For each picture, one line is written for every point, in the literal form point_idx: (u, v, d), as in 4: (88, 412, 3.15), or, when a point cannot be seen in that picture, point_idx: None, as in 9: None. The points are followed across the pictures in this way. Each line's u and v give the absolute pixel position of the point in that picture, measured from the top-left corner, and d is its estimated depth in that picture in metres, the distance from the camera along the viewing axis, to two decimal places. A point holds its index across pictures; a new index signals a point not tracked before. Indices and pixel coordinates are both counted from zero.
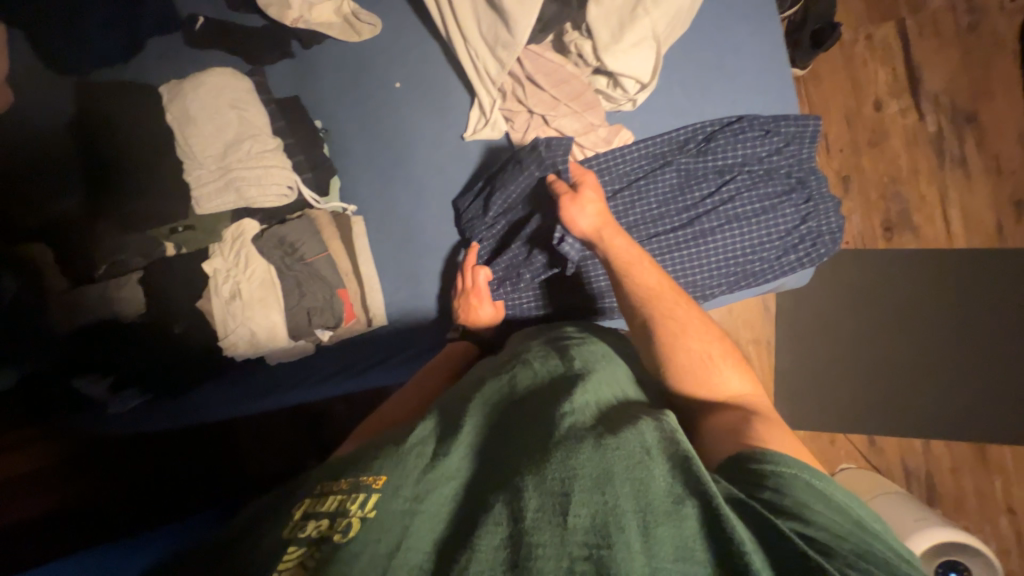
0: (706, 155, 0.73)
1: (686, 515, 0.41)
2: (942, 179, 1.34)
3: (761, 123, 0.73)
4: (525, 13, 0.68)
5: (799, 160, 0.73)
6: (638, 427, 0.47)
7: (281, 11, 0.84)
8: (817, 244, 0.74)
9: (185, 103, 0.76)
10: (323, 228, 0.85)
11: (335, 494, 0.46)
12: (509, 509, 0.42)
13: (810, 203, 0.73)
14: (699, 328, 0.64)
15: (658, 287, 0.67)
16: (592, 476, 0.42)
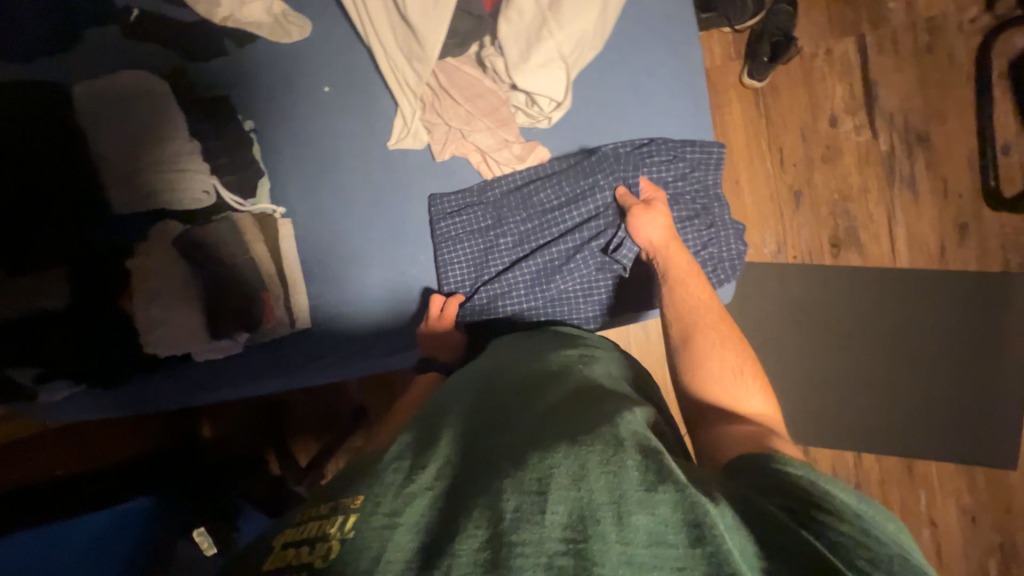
0: (615, 174, 0.78)
1: (660, 498, 0.39)
2: (890, 198, 1.35)
3: (669, 148, 0.78)
4: (433, 29, 0.68)
5: (704, 186, 0.80)
6: (612, 423, 0.47)
7: (210, 8, 0.83)
8: (722, 269, 0.80)
9: (96, 107, 0.77)
10: (246, 230, 0.85)
11: (313, 520, 0.44)
12: (488, 510, 0.41)
13: (712, 230, 0.78)
14: (737, 343, 0.68)
15: (704, 303, 0.71)
16: (568, 472, 0.42)
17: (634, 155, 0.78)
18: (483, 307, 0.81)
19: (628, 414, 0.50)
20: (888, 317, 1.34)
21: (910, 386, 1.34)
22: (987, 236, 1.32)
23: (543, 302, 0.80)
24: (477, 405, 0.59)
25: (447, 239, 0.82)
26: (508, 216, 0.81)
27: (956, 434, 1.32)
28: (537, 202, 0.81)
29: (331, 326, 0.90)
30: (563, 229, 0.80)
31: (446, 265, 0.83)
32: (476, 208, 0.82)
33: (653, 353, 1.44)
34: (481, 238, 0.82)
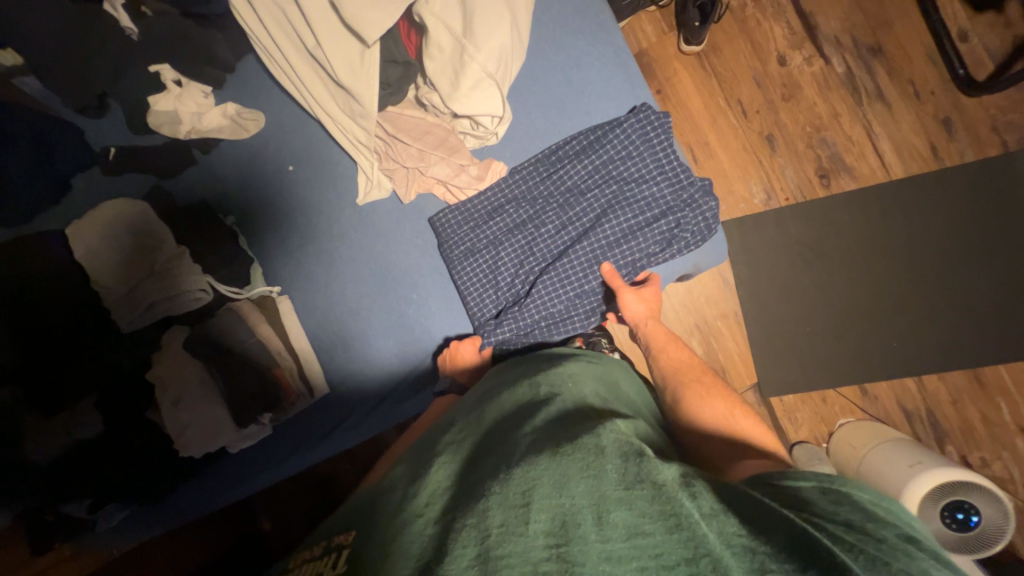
0: (595, 151, 0.78)
1: (638, 494, 0.42)
2: (863, 115, 1.33)
3: (634, 118, 0.78)
4: (365, 86, 0.72)
5: (668, 148, 0.78)
6: (594, 431, 0.49)
7: (174, 129, 0.95)
8: (696, 234, 0.77)
9: (87, 238, 0.81)
10: (248, 316, 0.89)
11: (315, 563, 0.52)
12: (474, 529, 0.43)
13: (688, 188, 0.77)
14: (722, 390, 0.73)
15: (685, 362, 0.78)
16: (549, 482, 0.44)
17: (614, 126, 0.79)
18: (536, 302, 0.78)
19: (612, 424, 0.51)
20: (904, 232, 1.29)
21: (952, 296, 1.26)
22: (973, 124, 1.29)
23: (595, 282, 0.78)
24: (492, 430, 0.58)
25: (487, 243, 0.82)
26: (543, 206, 0.80)
27: (1019, 331, 1.23)
28: (540, 196, 0.81)
29: (349, 385, 0.92)
30: (580, 215, 0.79)
31: (490, 270, 0.82)
32: (507, 206, 0.82)
33: (676, 330, 1.42)
34: (521, 235, 0.80)
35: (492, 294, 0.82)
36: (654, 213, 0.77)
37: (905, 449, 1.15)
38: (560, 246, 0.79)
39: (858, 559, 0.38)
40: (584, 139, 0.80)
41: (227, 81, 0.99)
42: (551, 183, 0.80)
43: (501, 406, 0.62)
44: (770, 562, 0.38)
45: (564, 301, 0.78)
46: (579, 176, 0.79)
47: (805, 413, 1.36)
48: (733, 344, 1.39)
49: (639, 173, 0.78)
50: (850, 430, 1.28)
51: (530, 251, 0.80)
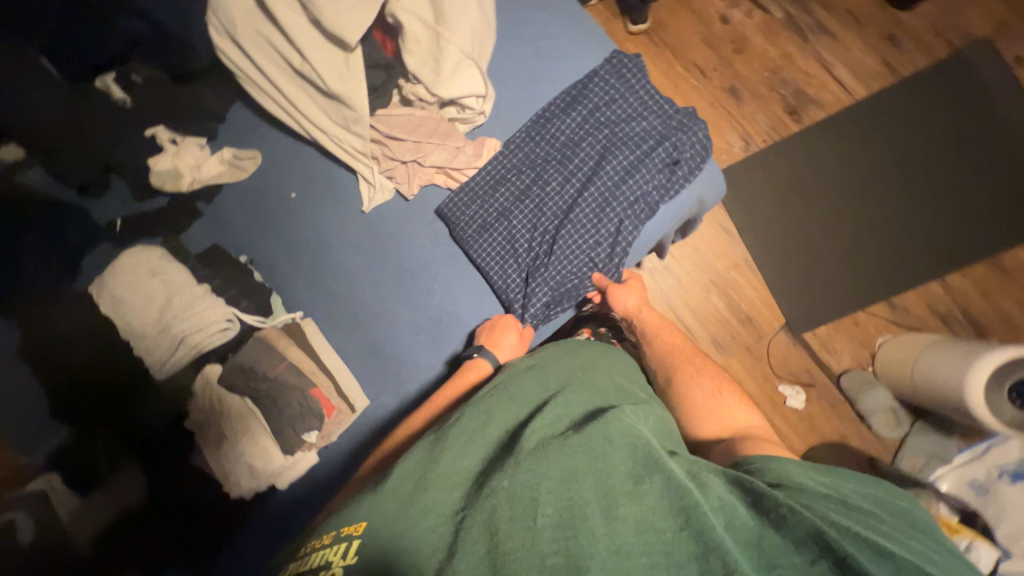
0: (579, 106, 0.82)
1: (648, 489, 0.51)
2: (813, 50, 1.41)
3: (607, 68, 0.83)
4: (354, 89, 0.76)
5: (646, 86, 0.82)
6: (605, 425, 0.56)
7: (175, 183, 0.96)
8: (697, 154, 0.80)
9: (111, 291, 0.83)
10: (276, 342, 0.88)
11: (321, 549, 0.54)
12: (486, 522, 0.50)
13: (674, 119, 0.81)
14: (710, 370, 0.82)
15: (680, 344, 0.85)
16: (558, 481, 0.51)
17: (590, 79, 0.83)
18: (558, 259, 0.81)
19: (623, 421, 0.58)
20: None
21: None
22: (917, 33, 1.37)
23: (609, 225, 0.80)
24: (501, 421, 0.63)
25: (498, 215, 0.84)
26: (543, 166, 0.83)
27: None
28: (537, 159, 0.84)
29: (390, 392, 0.89)
30: (580, 168, 0.82)
31: (506, 240, 0.84)
32: (508, 176, 0.85)
33: (695, 289, 1.43)
34: (528, 198, 0.83)
35: (513, 263, 0.84)
36: (649, 146, 0.80)
37: (953, 347, 1.12)
38: (568, 199, 0.81)
39: (863, 548, 0.46)
40: (567, 96, 0.84)
41: (219, 132, 1.00)
42: (544, 145, 0.84)
43: (506, 400, 0.66)
44: (777, 555, 0.46)
45: (584, 252, 0.81)
46: (568, 133, 0.83)
47: (844, 343, 1.36)
48: (752, 291, 1.41)
49: (627, 112, 0.81)
50: (895, 343, 1.26)
51: (540, 212, 0.82)
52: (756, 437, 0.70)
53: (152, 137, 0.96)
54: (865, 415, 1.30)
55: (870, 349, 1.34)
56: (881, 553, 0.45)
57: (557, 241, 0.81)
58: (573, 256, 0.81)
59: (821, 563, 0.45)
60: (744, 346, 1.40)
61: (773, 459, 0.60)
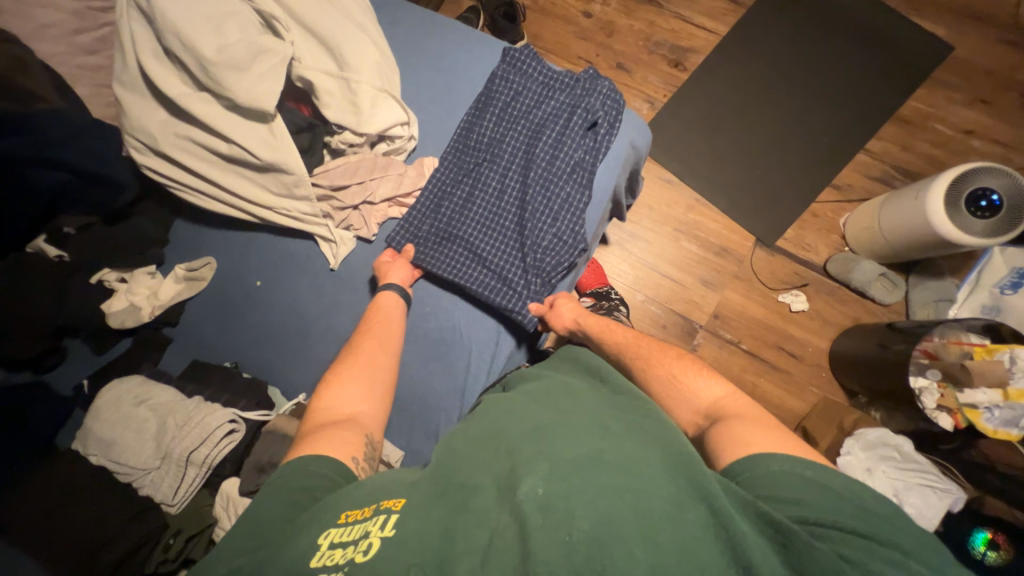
0: (492, 108, 0.88)
1: (692, 518, 0.49)
2: (670, 12, 1.59)
3: (505, 66, 0.89)
4: (286, 153, 0.78)
5: (543, 70, 0.89)
6: (651, 448, 0.58)
7: (135, 316, 0.93)
8: (609, 109, 0.86)
9: (98, 436, 0.76)
10: (287, 428, 0.82)
11: (358, 523, 0.55)
12: (517, 533, 0.50)
13: (578, 89, 0.87)
14: (663, 357, 0.79)
15: (632, 338, 0.85)
16: (590, 498, 0.51)
17: (492, 83, 0.90)
18: (524, 245, 0.83)
19: (668, 439, 0.60)
20: (761, 65, 1.52)
21: (829, 83, 1.48)
22: None
23: (561, 198, 0.84)
24: (538, 432, 0.61)
25: (453, 229, 0.86)
26: (478, 172, 0.87)
27: (892, 74, 1.45)
28: (469, 168, 0.88)
29: (421, 434, 0.84)
30: (512, 160, 0.86)
31: (470, 249, 0.85)
32: (450, 192, 0.88)
33: (664, 242, 1.48)
34: (476, 205, 0.86)
35: (483, 266, 0.84)
36: (565, 120, 0.86)
37: (905, 191, 1.19)
38: (513, 192, 0.85)
39: None
40: (477, 105, 0.90)
41: (167, 255, 1.02)
42: (472, 153, 0.88)
43: (533, 419, 0.65)
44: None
45: (547, 230, 0.83)
46: (490, 135, 0.88)
47: (813, 235, 1.42)
48: (715, 224, 1.47)
49: (534, 100, 0.88)
50: (855, 218, 1.34)
51: (490, 213, 0.86)
52: (728, 417, 0.66)
53: (99, 283, 0.94)
54: (864, 289, 1.34)
55: (837, 232, 1.41)
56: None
57: (516, 232, 0.84)
58: (540, 238, 0.83)
59: None
60: (731, 274, 1.44)
61: (772, 458, 0.56)
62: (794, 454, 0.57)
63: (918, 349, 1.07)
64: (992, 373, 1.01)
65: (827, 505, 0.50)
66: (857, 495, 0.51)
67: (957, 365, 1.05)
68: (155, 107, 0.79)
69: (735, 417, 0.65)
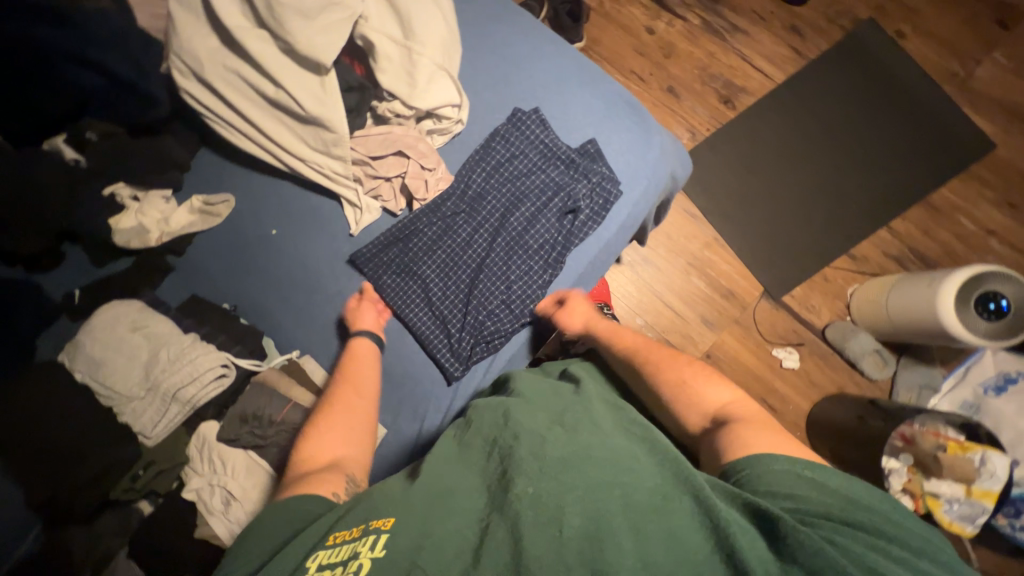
0: (487, 161, 0.86)
1: (678, 510, 0.51)
2: (732, 46, 1.58)
3: (514, 123, 0.86)
4: (332, 110, 0.76)
5: (548, 138, 0.86)
6: (630, 448, 0.59)
7: (141, 239, 0.91)
8: (599, 200, 0.85)
9: (88, 353, 0.75)
10: (278, 384, 0.82)
11: (345, 543, 0.52)
12: (509, 526, 0.51)
13: (575, 170, 0.86)
14: (676, 360, 0.73)
15: (634, 342, 0.78)
16: (581, 493, 0.53)
17: (493, 135, 0.87)
18: (474, 308, 0.82)
19: (647, 439, 0.60)
20: (808, 121, 1.52)
21: (869, 153, 1.48)
22: (815, 21, 1.56)
23: (522, 270, 0.83)
24: (523, 431, 0.62)
25: (414, 270, 0.85)
26: (453, 220, 0.86)
27: (931, 159, 1.46)
28: (446, 214, 0.86)
29: (406, 417, 0.84)
30: (487, 221, 0.85)
31: (425, 290, 0.85)
32: (421, 233, 0.86)
33: (674, 273, 1.49)
34: (442, 251, 0.85)
35: (433, 315, 0.84)
36: (550, 200, 0.85)
37: (917, 276, 1.22)
38: (480, 250, 0.84)
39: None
40: (474, 153, 0.87)
41: (184, 181, 0.98)
42: (454, 199, 0.86)
43: (520, 413, 0.66)
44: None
45: (500, 298, 0.83)
46: (475, 188, 0.86)
47: (819, 298, 1.44)
48: (728, 266, 1.48)
49: (529, 167, 0.86)
50: (865, 290, 1.36)
51: (453, 267, 0.85)
52: (735, 422, 0.62)
53: (111, 196, 0.91)
54: (856, 361, 1.36)
55: (843, 300, 1.43)
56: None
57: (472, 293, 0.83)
58: (490, 302, 0.83)
59: None
60: (732, 319, 1.45)
61: (771, 457, 0.55)
62: (803, 459, 0.56)
63: (895, 432, 1.07)
64: (959, 468, 1.04)
65: (822, 500, 0.51)
66: (850, 490, 0.52)
67: (930, 455, 1.06)
68: (209, 33, 0.76)
69: (744, 422, 0.61)
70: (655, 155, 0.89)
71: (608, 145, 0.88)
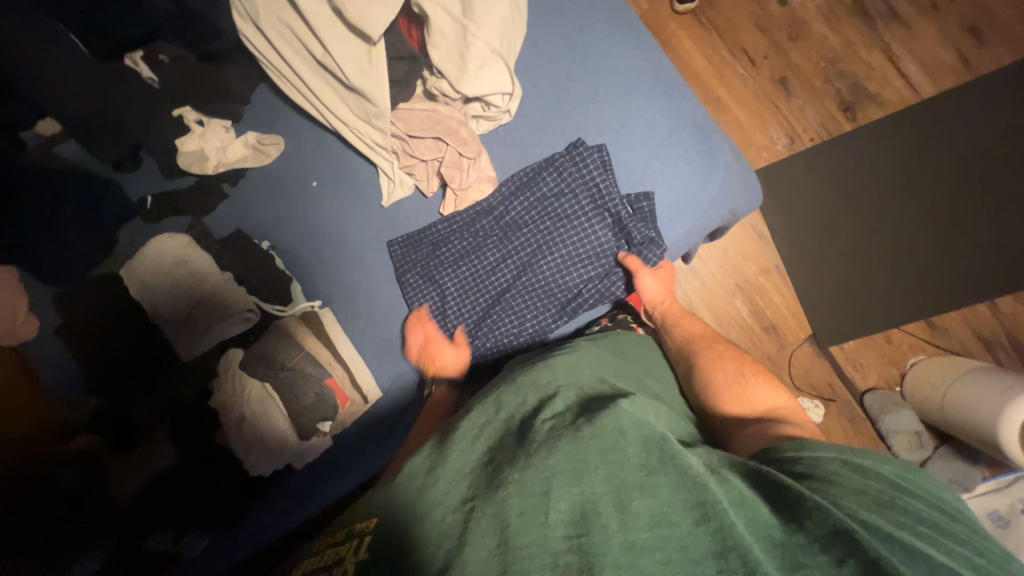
0: (534, 190, 0.81)
1: (663, 483, 0.46)
2: (880, 38, 1.28)
3: (572, 156, 0.79)
4: (376, 84, 0.73)
5: (605, 182, 0.79)
6: (613, 414, 0.51)
7: (202, 165, 0.97)
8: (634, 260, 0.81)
9: (142, 275, 0.90)
10: (296, 330, 0.92)
11: (335, 545, 0.54)
12: (495, 520, 0.45)
13: (621, 225, 0.80)
14: (736, 354, 0.77)
15: (699, 329, 0.81)
16: (567, 470, 0.47)
17: (547, 163, 0.81)
18: (483, 335, 0.84)
19: (632, 407, 0.54)
20: None
21: None
22: (1003, 25, 1.23)
23: (536, 312, 0.83)
24: (505, 423, 0.56)
25: (437, 281, 0.87)
26: (485, 242, 0.84)
27: None
28: (480, 237, 0.84)
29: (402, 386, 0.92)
30: (518, 256, 0.82)
31: (442, 302, 0.87)
32: (451, 246, 0.86)
33: (718, 291, 1.38)
34: (466, 270, 0.85)
35: (444, 329, 0.87)
36: (587, 250, 0.81)
37: (999, 376, 1.08)
38: (502, 281, 0.83)
39: (896, 548, 0.42)
40: (523, 176, 0.82)
41: (244, 112, 0.99)
42: (491, 222, 0.83)
43: (512, 387, 0.62)
44: (800, 556, 0.41)
45: (509, 333, 0.83)
46: (515, 216, 0.82)
47: (872, 359, 1.30)
48: (779, 299, 1.38)
49: (575, 209, 0.80)
50: (931, 366, 1.20)
51: (474, 291, 0.85)
52: (784, 423, 0.65)
53: (179, 118, 0.96)
54: (885, 435, 1.24)
55: (900, 368, 1.28)
56: (912, 555, 0.42)
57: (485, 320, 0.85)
58: (500, 333, 0.84)
59: (849, 564, 0.40)
60: (766, 355, 1.35)
61: (805, 445, 0.56)
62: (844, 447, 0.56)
63: None
64: None
65: (847, 477, 0.51)
66: (882, 469, 0.52)
67: None
68: None
69: (796, 424, 0.64)
70: (711, 194, 0.81)
71: (661, 179, 0.80)
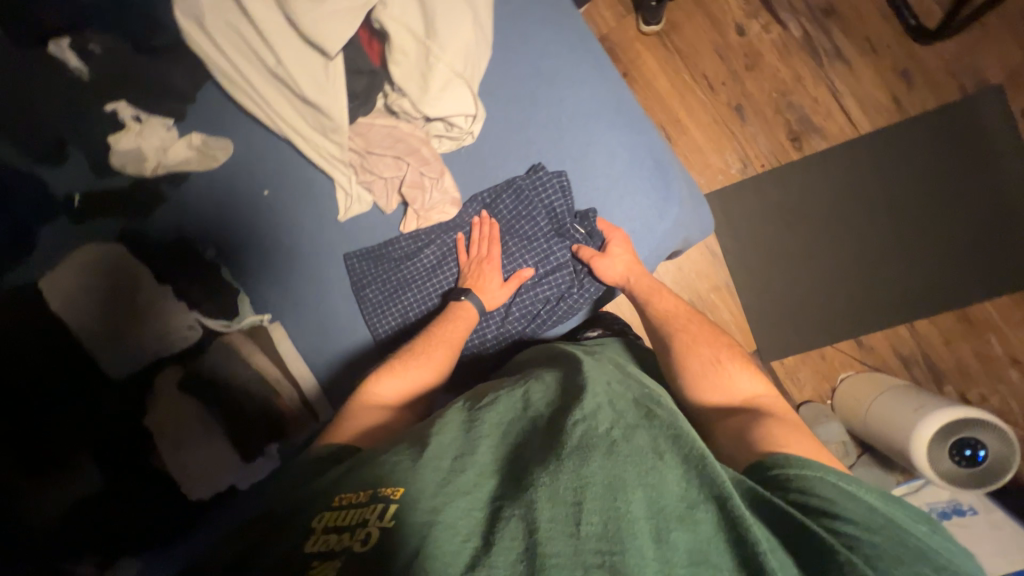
0: (497, 213, 0.82)
1: (701, 518, 0.43)
2: (826, 75, 1.37)
3: (532, 180, 0.80)
4: (333, 101, 0.72)
5: (564, 208, 0.81)
6: (654, 436, 0.49)
7: (138, 165, 0.89)
8: (586, 285, 0.82)
9: (66, 284, 0.83)
10: (241, 346, 0.88)
11: (352, 506, 0.50)
12: (522, 520, 0.44)
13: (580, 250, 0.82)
14: (710, 338, 0.73)
15: (674, 309, 0.78)
16: (602, 484, 0.44)
17: (507, 186, 0.82)
18: None
19: (672, 420, 0.51)
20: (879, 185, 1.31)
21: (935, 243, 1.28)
22: (933, 71, 1.32)
23: (497, 332, 0.83)
24: (538, 420, 0.53)
25: (396, 300, 0.86)
26: (447, 263, 0.85)
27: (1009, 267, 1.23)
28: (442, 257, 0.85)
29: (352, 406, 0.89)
30: None
31: (404, 316, 0.86)
32: (413, 265, 0.85)
33: None
34: (425, 286, 0.85)
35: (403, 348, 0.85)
36: (547, 273, 0.83)
37: (917, 397, 1.17)
38: None
39: None
40: (484, 198, 0.83)
41: (188, 111, 0.92)
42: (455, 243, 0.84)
43: (542, 388, 0.58)
44: None
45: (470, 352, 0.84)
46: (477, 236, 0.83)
47: (808, 373, 1.39)
48: (727, 313, 1.40)
49: (535, 234, 0.82)
50: (855, 385, 1.31)
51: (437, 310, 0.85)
52: (768, 416, 0.61)
53: (114, 113, 0.88)
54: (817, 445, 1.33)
55: (831, 382, 1.38)
56: None
57: None
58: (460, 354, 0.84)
59: None
60: None
61: (807, 465, 0.51)
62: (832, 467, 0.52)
63: None
64: None
65: (856, 516, 0.46)
66: (902, 519, 0.46)
67: None
68: None
69: (778, 417, 0.61)
70: (666, 227, 0.83)
71: (619, 211, 0.82)
